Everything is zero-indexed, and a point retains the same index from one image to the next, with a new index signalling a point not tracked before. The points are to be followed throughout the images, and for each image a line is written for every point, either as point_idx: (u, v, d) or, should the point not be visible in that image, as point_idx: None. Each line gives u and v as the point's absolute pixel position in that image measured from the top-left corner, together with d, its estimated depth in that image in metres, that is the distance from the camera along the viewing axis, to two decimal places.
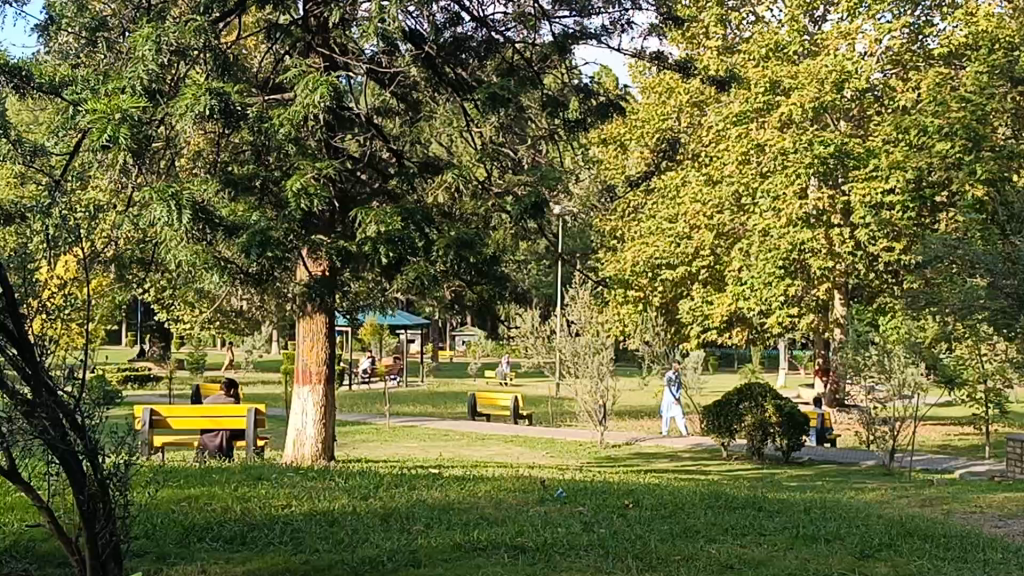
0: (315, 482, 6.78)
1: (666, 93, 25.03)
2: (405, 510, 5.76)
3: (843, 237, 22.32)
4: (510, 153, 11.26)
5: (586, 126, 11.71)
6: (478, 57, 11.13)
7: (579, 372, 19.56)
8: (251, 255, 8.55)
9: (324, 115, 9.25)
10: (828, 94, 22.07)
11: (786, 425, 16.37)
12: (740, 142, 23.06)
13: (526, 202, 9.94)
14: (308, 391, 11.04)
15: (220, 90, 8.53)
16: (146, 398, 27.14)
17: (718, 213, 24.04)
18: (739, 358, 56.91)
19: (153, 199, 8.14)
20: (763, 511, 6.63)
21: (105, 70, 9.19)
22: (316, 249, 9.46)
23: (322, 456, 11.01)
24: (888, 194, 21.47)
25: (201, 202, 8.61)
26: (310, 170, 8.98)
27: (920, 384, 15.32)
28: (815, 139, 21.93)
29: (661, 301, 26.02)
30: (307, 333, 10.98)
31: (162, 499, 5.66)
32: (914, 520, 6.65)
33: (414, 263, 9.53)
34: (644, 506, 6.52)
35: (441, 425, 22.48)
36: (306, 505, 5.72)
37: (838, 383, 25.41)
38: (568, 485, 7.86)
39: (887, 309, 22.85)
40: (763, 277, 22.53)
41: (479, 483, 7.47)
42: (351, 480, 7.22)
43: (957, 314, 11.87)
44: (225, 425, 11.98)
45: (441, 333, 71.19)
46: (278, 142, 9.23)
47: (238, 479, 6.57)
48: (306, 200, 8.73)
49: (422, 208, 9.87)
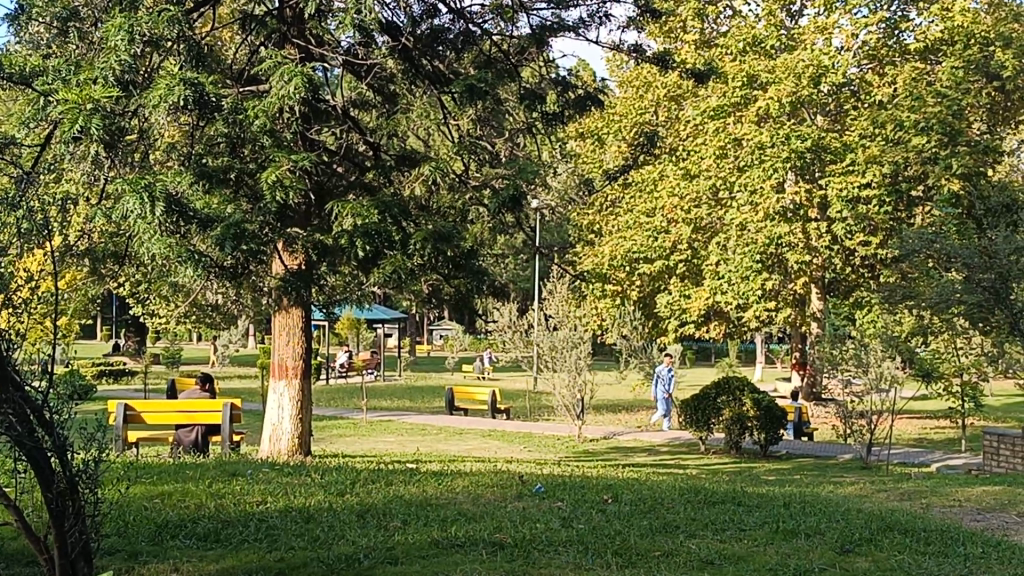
0: (291, 477, 6.70)
1: (644, 88, 25.44)
2: (382, 506, 5.69)
3: (820, 231, 22.37)
4: (488, 146, 11.21)
5: (564, 118, 11.80)
6: (455, 50, 11.11)
7: (557, 366, 19.54)
8: (226, 249, 8.52)
9: (300, 106, 9.17)
10: (804, 89, 22.18)
11: (764, 420, 16.36)
12: (718, 137, 23.23)
13: (504, 195, 9.88)
14: (284, 385, 10.93)
15: (195, 81, 8.44)
16: (121, 394, 26.92)
17: (695, 207, 24.06)
18: (717, 352, 57.00)
19: (126, 191, 8.05)
20: (743, 505, 6.60)
21: (76, 61, 9.08)
22: (291, 242, 9.43)
23: (299, 451, 10.90)
24: (865, 189, 21.53)
25: (174, 195, 8.52)
26: (285, 162, 8.89)
27: (896, 377, 15.37)
28: (792, 133, 21.97)
29: (639, 295, 26.01)
30: (284, 327, 10.88)
31: (135, 495, 5.58)
32: (894, 514, 6.63)
33: (391, 257, 9.47)
34: (623, 501, 6.47)
35: (418, 420, 22.38)
36: (282, 501, 5.64)
37: (814, 377, 25.49)
38: (546, 480, 7.80)
39: (864, 304, 22.92)
40: (740, 271, 22.54)
41: (458, 478, 7.40)
42: (328, 477, 7.15)
43: (934, 308, 11.90)
44: (200, 421, 11.85)
45: (419, 327, 71.01)
46: (253, 133, 9.12)
47: (212, 475, 6.50)
48: (281, 193, 8.66)
49: (399, 201, 9.79)
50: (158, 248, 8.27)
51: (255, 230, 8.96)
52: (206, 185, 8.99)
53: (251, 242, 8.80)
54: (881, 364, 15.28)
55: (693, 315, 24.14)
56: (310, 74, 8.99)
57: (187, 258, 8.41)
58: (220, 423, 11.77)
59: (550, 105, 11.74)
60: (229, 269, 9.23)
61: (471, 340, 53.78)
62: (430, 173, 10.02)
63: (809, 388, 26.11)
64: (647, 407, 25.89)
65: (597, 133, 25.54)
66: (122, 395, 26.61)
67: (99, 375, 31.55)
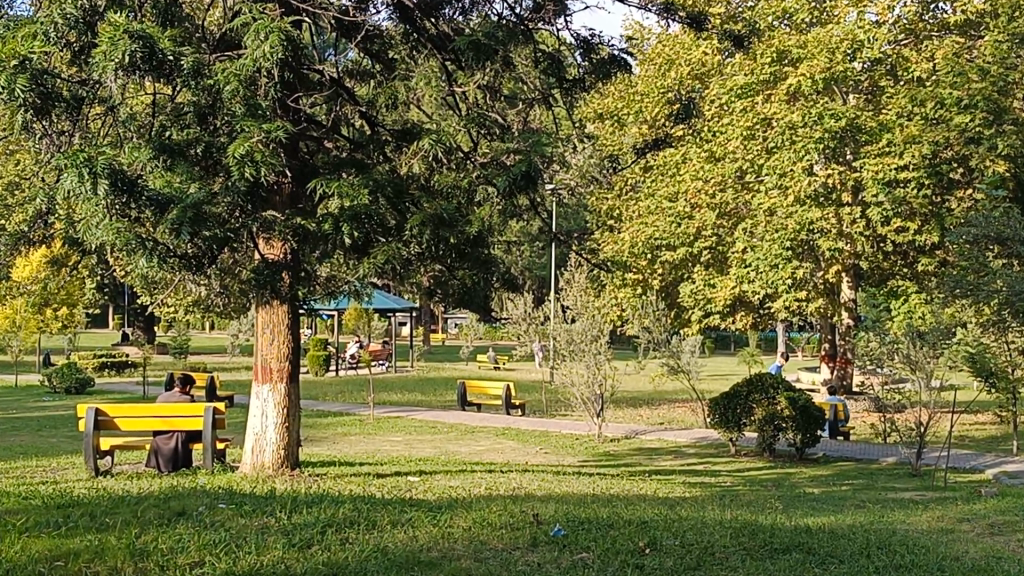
0: (246, 519, 5.38)
1: (667, 66, 23.86)
2: (355, 569, 4.40)
3: (854, 216, 20.78)
4: (497, 118, 9.85)
5: (585, 86, 10.36)
6: (462, 11, 9.67)
7: (573, 359, 18.22)
8: (184, 235, 7.19)
9: (278, 69, 7.96)
10: (839, 64, 20.96)
11: (800, 420, 15.04)
12: (745, 117, 21.89)
13: (516, 172, 8.55)
14: (269, 391, 9.66)
15: (144, 34, 7.10)
16: (121, 388, 25.81)
17: (720, 191, 22.63)
18: (737, 342, 55.88)
19: (65, 168, 6.81)
20: (818, 556, 5.26)
21: (17, 17, 7.82)
22: (267, 228, 8.10)
23: (285, 464, 9.66)
24: (903, 171, 20.01)
25: (123, 170, 7.27)
26: (256, 133, 7.52)
27: (946, 375, 13.97)
28: (825, 111, 20.58)
29: (661, 285, 24.60)
30: (266, 323, 9.63)
31: (29, 556, 4.33)
32: (1005, 570, 5.26)
33: (383, 243, 8.11)
34: (666, 552, 5.15)
35: (428, 415, 21.17)
36: (222, 563, 4.35)
37: (846, 368, 24.12)
38: (567, 512, 6.37)
39: (900, 292, 21.46)
40: (769, 259, 21.06)
41: (460, 514, 6.05)
42: (298, 516, 5.77)
43: (1003, 301, 10.44)
44: (180, 427, 10.61)
45: (434, 319, 69.72)
46: (224, 102, 7.82)
47: (150, 518, 5.22)
48: (251, 168, 7.29)
49: (393, 181, 8.50)
50: (104, 234, 7.09)
51: (220, 213, 7.64)
52: (168, 161, 7.76)
53: (216, 228, 7.50)
54: (930, 361, 13.80)
55: (719, 305, 22.69)
56: (288, 30, 7.73)
57: (136, 247, 7.19)
58: (202, 429, 10.55)
59: (568, 69, 10.30)
60: (195, 265, 7.85)
61: (485, 329, 52.53)
62: (430, 147, 8.67)
63: (839, 380, 24.71)
64: (669, 402, 24.53)
65: (618, 113, 24.45)
66: (123, 389, 25.56)
67: (101, 367, 30.51)
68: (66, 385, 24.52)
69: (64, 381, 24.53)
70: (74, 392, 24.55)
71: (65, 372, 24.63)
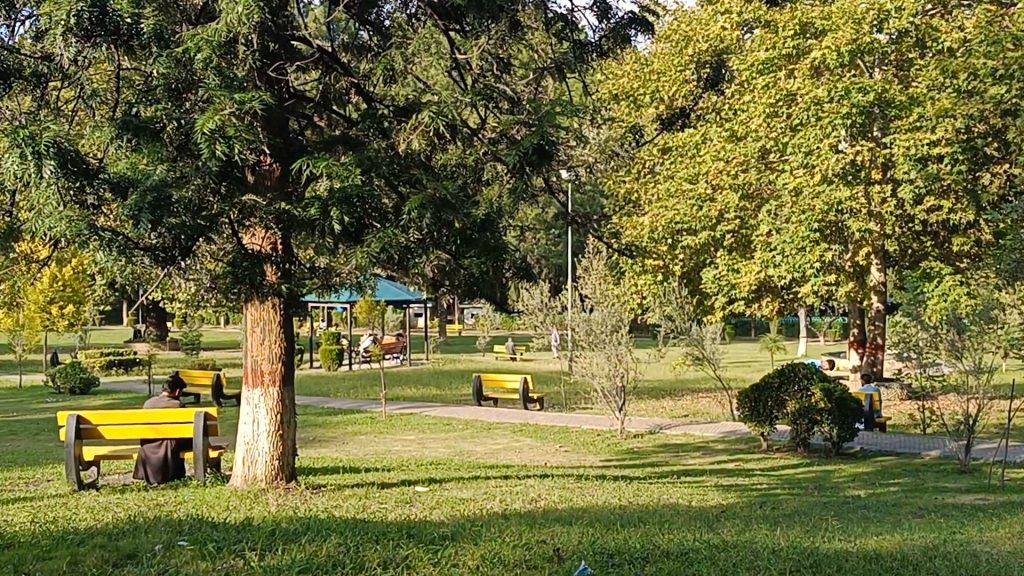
0: (208, 563, 4.47)
1: (684, 42, 22.82)
2: None
3: (883, 195, 19.70)
4: (506, 90, 8.93)
5: (603, 51, 9.37)
6: None
7: (592, 350, 17.22)
8: (144, 222, 6.27)
9: (258, 36, 7.06)
10: (865, 36, 19.95)
11: (837, 413, 14.03)
12: (768, 93, 20.84)
13: (527, 146, 7.61)
14: (261, 396, 8.76)
15: None
16: (126, 388, 25.00)
17: (742, 171, 21.61)
18: (758, 327, 54.83)
19: (9, 149, 5.93)
20: None
21: None
22: (248, 213, 7.28)
23: (280, 476, 8.75)
24: (935, 147, 18.98)
25: (77, 151, 6.35)
26: (227, 104, 6.58)
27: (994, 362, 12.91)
28: (852, 85, 19.50)
29: (683, 270, 23.64)
30: (256, 322, 8.72)
31: None
32: None
33: (378, 230, 7.16)
34: None
35: (442, 411, 20.24)
36: None
37: (876, 354, 22.94)
38: (600, 541, 5.41)
39: (934, 274, 20.37)
40: (796, 242, 20.08)
41: (469, 546, 5.09)
42: (277, 551, 4.88)
43: None
44: (169, 436, 9.70)
45: (452, 309, 69.01)
46: (197, 72, 6.89)
47: (89, 569, 4.32)
48: (223, 146, 6.35)
49: (390, 161, 7.64)
50: (55, 224, 6.14)
51: (190, 197, 6.68)
52: (133, 140, 6.88)
53: (184, 213, 6.55)
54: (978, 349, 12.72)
55: (745, 291, 21.75)
56: None
57: (89, 236, 6.22)
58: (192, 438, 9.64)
59: (582, 32, 9.39)
60: (167, 258, 6.93)
61: (502, 318, 51.64)
62: (430, 121, 7.68)
63: (869, 366, 23.32)
64: (692, 393, 23.53)
65: (633, 93, 23.48)
66: (128, 389, 24.71)
67: (109, 365, 29.78)
68: (70, 385, 23.70)
69: (68, 382, 23.71)
70: (78, 393, 23.72)
71: (68, 372, 23.80)
